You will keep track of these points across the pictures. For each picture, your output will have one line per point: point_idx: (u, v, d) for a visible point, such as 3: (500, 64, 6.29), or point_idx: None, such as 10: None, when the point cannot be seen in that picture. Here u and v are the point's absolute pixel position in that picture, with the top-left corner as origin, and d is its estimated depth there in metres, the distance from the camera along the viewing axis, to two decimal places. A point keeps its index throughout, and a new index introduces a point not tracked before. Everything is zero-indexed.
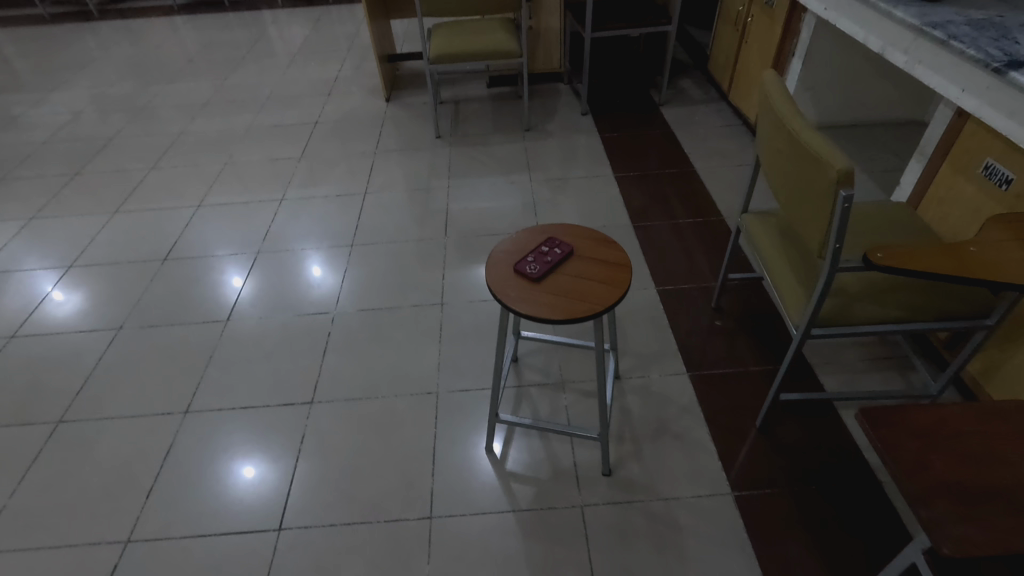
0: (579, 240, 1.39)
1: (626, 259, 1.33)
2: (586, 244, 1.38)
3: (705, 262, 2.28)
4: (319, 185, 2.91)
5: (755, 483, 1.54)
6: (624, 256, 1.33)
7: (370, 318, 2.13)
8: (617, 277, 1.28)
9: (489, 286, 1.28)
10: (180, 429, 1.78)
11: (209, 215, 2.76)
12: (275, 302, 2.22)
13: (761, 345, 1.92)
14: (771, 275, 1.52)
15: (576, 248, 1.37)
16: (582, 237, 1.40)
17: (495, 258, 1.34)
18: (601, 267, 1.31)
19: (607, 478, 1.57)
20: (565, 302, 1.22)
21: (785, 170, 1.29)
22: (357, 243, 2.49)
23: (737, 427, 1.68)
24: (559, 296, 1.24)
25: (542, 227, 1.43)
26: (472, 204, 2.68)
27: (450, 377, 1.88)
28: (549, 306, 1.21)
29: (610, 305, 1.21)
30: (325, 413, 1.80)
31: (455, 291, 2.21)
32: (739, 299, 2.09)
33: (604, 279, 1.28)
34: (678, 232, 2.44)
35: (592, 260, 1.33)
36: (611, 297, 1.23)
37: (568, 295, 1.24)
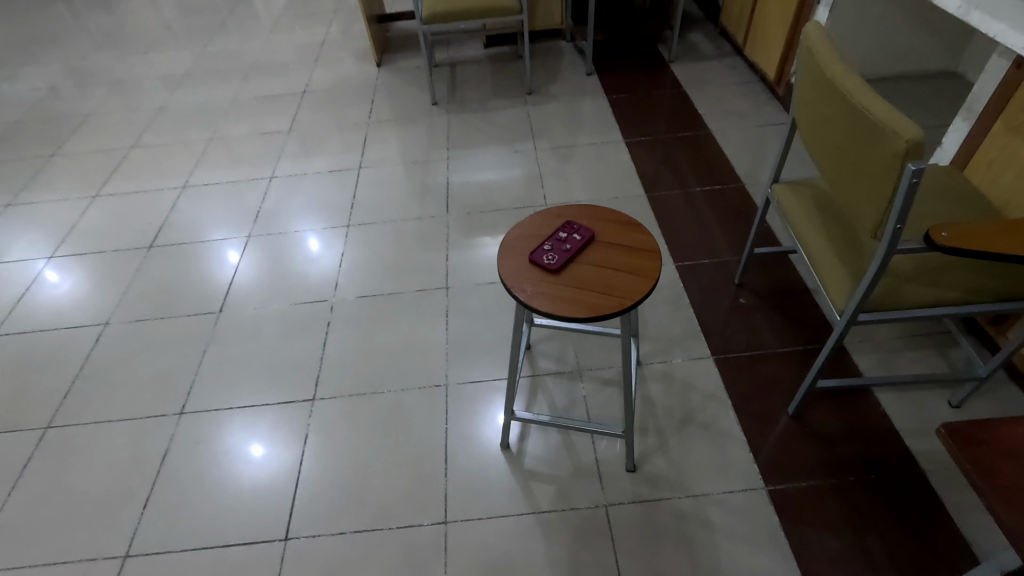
0: (601, 222, 1.25)
1: (655, 243, 1.19)
2: (609, 227, 1.24)
3: (726, 234, 2.13)
4: (312, 160, 2.74)
5: (788, 475, 1.45)
6: (652, 240, 1.19)
7: (372, 304, 2.00)
8: (647, 266, 1.14)
9: (501, 279, 1.15)
10: (176, 432, 1.69)
11: (197, 196, 2.60)
12: (270, 290, 2.09)
13: (789, 323, 1.80)
14: (808, 253, 1.38)
15: (596, 232, 1.23)
16: (605, 218, 1.26)
17: (507, 247, 1.21)
18: (628, 254, 1.17)
19: (631, 474, 1.47)
20: (588, 298, 1.09)
21: (834, 138, 1.14)
22: (354, 223, 2.35)
23: (767, 413, 1.58)
24: (582, 289, 1.11)
25: (557, 208, 1.29)
26: (474, 176, 2.52)
27: (459, 368, 1.77)
28: (571, 302, 1.09)
29: (639, 300, 1.08)
30: (329, 411, 1.70)
31: (462, 273, 2.08)
32: (765, 271, 1.96)
33: (631, 268, 1.14)
34: (695, 201, 2.28)
35: (619, 246, 1.19)
36: (641, 290, 1.10)
37: (591, 289, 1.11)
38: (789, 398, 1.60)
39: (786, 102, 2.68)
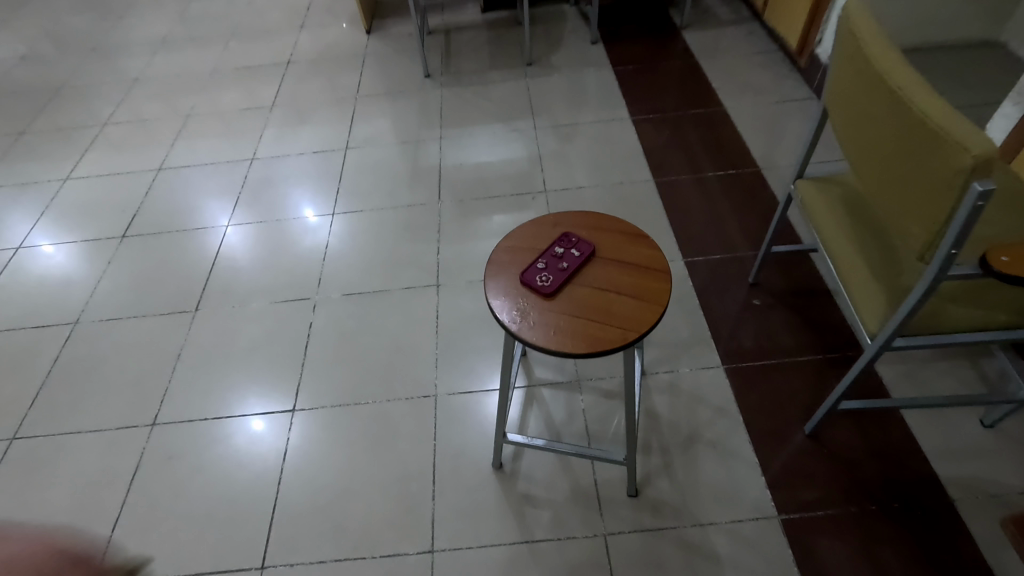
0: (604, 234, 1.10)
1: (666, 261, 1.04)
2: (612, 240, 1.08)
3: (739, 226, 1.97)
4: (296, 140, 2.56)
5: (803, 501, 1.34)
6: (661, 257, 1.04)
7: (358, 303, 1.87)
8: (655, 289, 1.00)
9: (489, 302, 1.01)
10: (147, 444, 1.57)
11: (174, 180, 2.44)
12: (249, 287, 1.96)
13: (807, 328, 1.66)
14: (836, 264, 1.23)
15: (598, 245, 1.08)
16: (608, 229, 1.10)
17: (496, 264, 1.07)
18: (634, 274, 1.02)
19: (633, 499, 1.36)
20: (588, 329, 0.95)
21: (880, 141, 0.97)
22: (339, 212, 2.19)
23: (781, 431, 1.45)
24: (579, 317, 0.97)
25: (553, 216, 1.14)
26: (469, 159, 2.34)
27: (450, 375, 1.65)
28: (566, 334, 0.95)
29: (645, 332, 0.94)
30: (310, 423, 1.59)
31: (454, 268, 1.93)
32: (781, 269, 1.80)
33: (637, 291, 1.00)
34: (707, 188, 2.11)
35: (623, 264, 1.04)
36: (647, 319, 0.95)
37: (589, 317, 0.97)
38: (806, 414, 1.47)
39: (808, 76, 2.47)
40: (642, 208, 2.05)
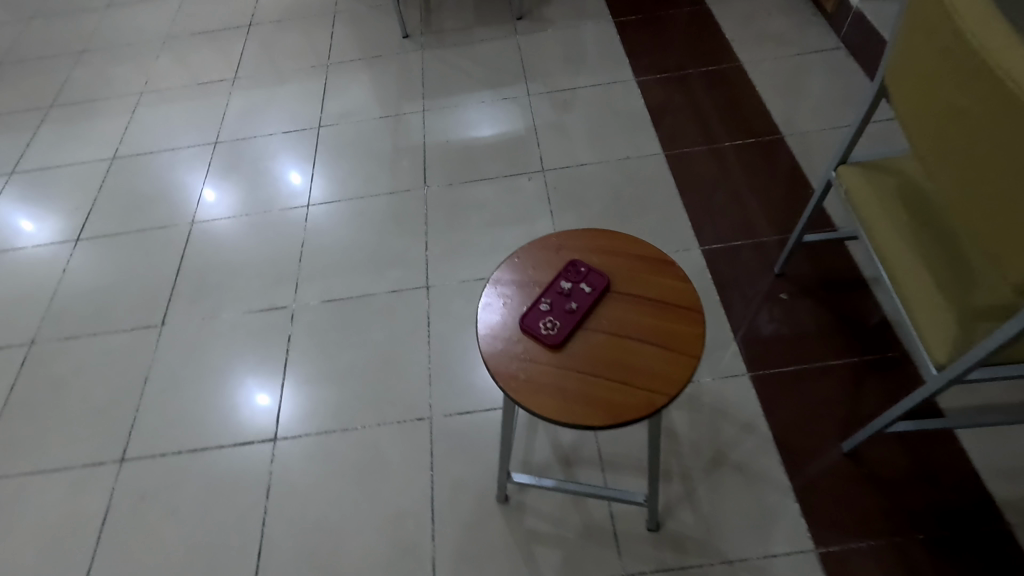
0: (619, 260, 0.91)
1: (697, 295, 0.86)
2: (629, 268, 0.90)
3: (760, 206, 1.77)
4: (263, 117, 2.29)
5: (842, 531, 1.21)
6: (690, 290, 0.86)
7: (340, 311, 1.69)
8: (685, 334, 0.82)
9: (484, 356, 0.83)
10: (117, 484, 1.43)
11: (128, 169, 2.18)
12: (221, 294, 1.77)
13: (842, 327, 1.48)
14: (891, 276, 1.04)
15: (612, 277, 0.89)
16: (623, 254, 0.92)
17: (490, 304, 0.88)
18: (658, 314, 0.84)
19: (653, 533, 1.23)
20: (605, 393, 0.78)
21: (970, 140, 0.78)
22: (315, 203, 1.97)
23: (817, 451, 1.31)
24: (593, 375, 0.80)
25: (557, 237, 0.95)
26: (456, 135, 2.09)
27: (445, 393, 1.49)
28: (578, 400, 0.78)
29: (676, 394, 0.77)
30: (294, 453, 1.44)
31: (445, 266, 1.74)
32: (810, 257, 1.61)
33: (663, 338, 0.82)
34: (723, 162, 1.89)
35: (644, 300, 0.86)
36: (676, 377, 0.78)
37: (605, 376, 0.79)
38: (843, 429, 1.33)
39: (835, 23, 2.19)
40: (651, 187, 1.84)
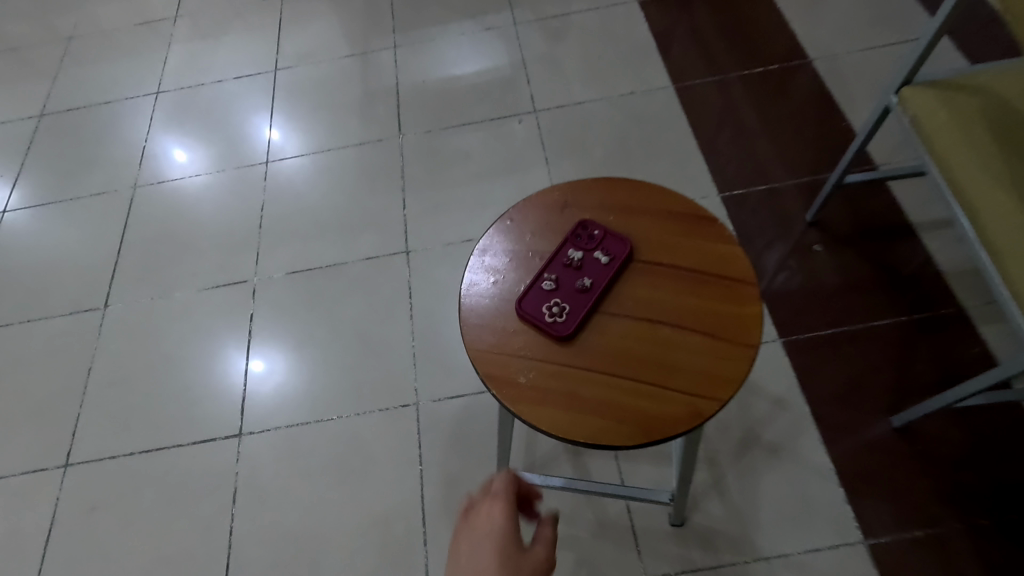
0: (639, 221, 0.74)
1: (745, 263, 0.69)
2: (653, 232, 0.73)
3: (786, 144, 1.54)
4: (211, 62, 1.99)
5: (896, 519, 1.05)
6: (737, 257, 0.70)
7: (309, 283, 1.47)
8: (733, 317, 0.66)
9: (472, 353, 0.68)
10: (62, 493, 1.25)
11: (57, 126, 1.89)
12: (172, 268, 1.55)
13: (887, 282, 1.29)
14: (975, 226, 0.84)
15: (635, 244, 0.73)
16: (644, 212, 0.75)
17: (481, 285, 0.72)
18: (698, 292, 0.68)
19: (677, 529, 1.08)
20: (634, 400, 0.63)
21: None
22: (274, 159, 1.72)
23: (862, 427, 1.14)
24: (616, 376, 0.64)
25: (562, 194, 0.78)
26: (432, 74, 1.82)
27: (433, 375, 1.30)
28: (599, 410, 0.63)
29: (725, 399, 0.61)
30: (264, 450, 1.26)
31: (426, 227, 1.52)
32: (847, 200, 1.40)
33: (703, 323, 0.66)
34: (741, 94, 1.64)
35: (675, 272, 0.70)
36: (723, 377, 0.63)
37: (631, 378, 0.64)
38: (890, 400, 1.16)
39: None
40: (660, 126, 1.60)
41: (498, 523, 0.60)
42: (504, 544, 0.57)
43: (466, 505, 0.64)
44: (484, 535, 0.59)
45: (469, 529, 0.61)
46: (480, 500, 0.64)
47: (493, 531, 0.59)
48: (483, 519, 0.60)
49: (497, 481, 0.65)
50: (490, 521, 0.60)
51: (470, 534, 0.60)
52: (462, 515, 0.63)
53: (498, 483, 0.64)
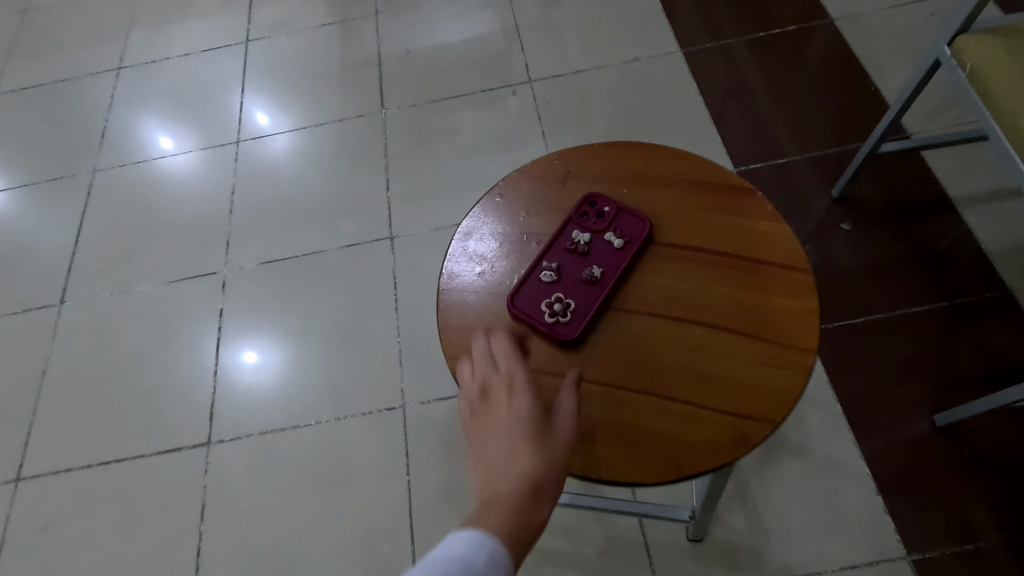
0: (654, 193, 0.70)
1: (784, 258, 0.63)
2: (671, 209, 0.68)
3: (805, 113, 1.40)
4: (178, 33, 1.83)
5: (940, 531, 0.94)
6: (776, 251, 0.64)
7: (285, 273, 1.34)
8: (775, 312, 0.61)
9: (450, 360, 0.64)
10: (12, 511, 1.14)
11: (10, 107, 1.73)
12: (135, 259, 1.41)
13: (924, 264, 1.16)
14: None
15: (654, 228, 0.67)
16: (659, 184, 0.70)
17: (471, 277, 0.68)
18: (732, 294, 0.62)
19: (695, 545, 0.96)
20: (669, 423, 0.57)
21: None
22: (246, 138, 1.57)
23: (900, 427, 1.02)
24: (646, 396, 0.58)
25: (566, 169, 0.73)
26: (417, 42, 1.67)
27: (421, 374, 1.18)
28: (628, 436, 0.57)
29: (777, 419, 0.55)
30: (235, 460, 1.14)
31: (411, 211, 1.38)
32: (877, 173, 1.26)
33: (741, 329, 0.60)
34: (756, 59, 1.50)
35: (703, 268, 0.64)
36: (773, 389, 0.57)
37: (668, 399, 0.58)
38: (931, 397, 1.04)
39: None
40: (668, 96, 1.46)
41: (520, 403, 0.52)
42: (531, 421, 0.50)
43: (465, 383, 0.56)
44: (505, 418, 0.51)
45: (484, 410, 0.53)
46: (488, 374, 0.55)
47: (515, 414, 0.51)
48: (501, 402, 0.53)
49: (498, 354, 0.57)
50: (510, 403, 0.52)
51: (486, 414, 0.52)
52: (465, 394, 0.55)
53: (503, 359, 0.57)
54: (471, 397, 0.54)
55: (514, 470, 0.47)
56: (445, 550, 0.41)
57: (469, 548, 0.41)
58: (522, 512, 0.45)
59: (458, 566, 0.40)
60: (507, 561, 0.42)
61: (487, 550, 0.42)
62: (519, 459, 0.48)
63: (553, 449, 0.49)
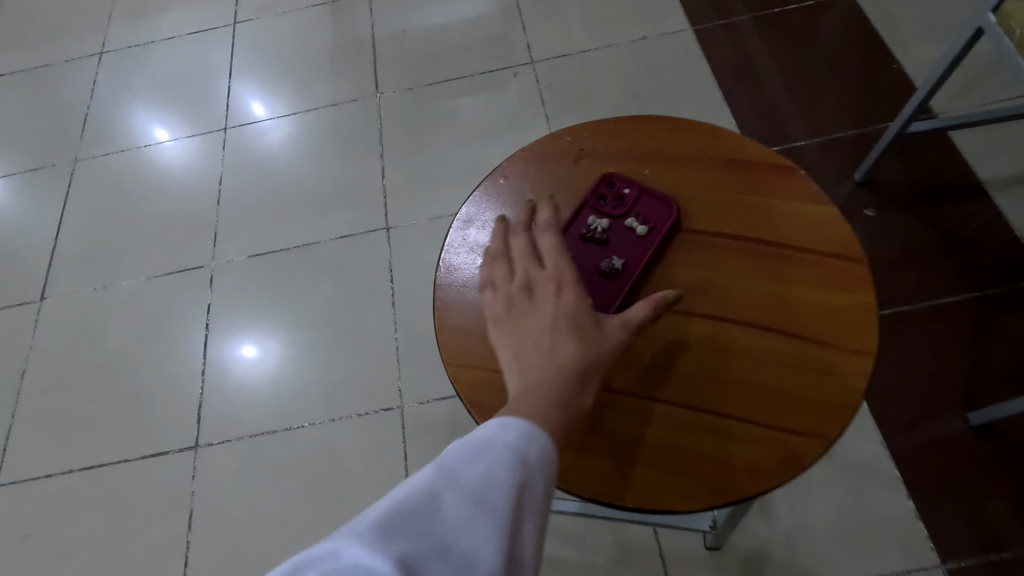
0: (679, 176, 0.66)
1: (831, 260, 0.60)
2: (699, 193, 0.65)
3: (823, 92, 1.32)
4: (159, 14, 1.74)
5: (977, 538, 0.87)
6: (818, 248, 0.61)
7: (275, 266, 1.27)
8: (820, 311, 0.58)
9: (446, 361, 0.59)
10: None
11: None
12: (118, 253, 1.34)
13: (955, 252, 1.08)
14: None
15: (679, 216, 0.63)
16: (683, 163, 0.67)
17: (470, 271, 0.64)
18: (774, 296, 0.59)
19: (713, 554, 0.90)
20: (712, 440, 0.53)
21: None
22: (234, 125, 1.50)
23: (932, 426, 0.95)
24: (685, 409, 0.55)
25: (581, 148, 0.70)
26: (412, 23, 1.58)
27: (419, 373, 1.12)
28: (666, 454, 0.53)
29: (829, 439, 0.52)
30: (224, 464, 1.08)
31: (409, 200, 1.31)
32: (902, 155, 1.19)
33: (785, 331, 0.57)
34: (770, 36, 1.42)
35: (740, 262, 0.61)
36: (820, 398, 0.54)
37: (707, 409, 0.54)
38: (964, 394, 0.97)
39: None
40: (678, 76, 1.38)
41: (566, 302, 0.50)
42: (577, 320, 0.49)
43: (504, 278, 0.54)
44: (550, 314, 0.49)
45: (525, 302, 0.51)
46: (529, 270, 0.53)
47: (561, 310, 0.49)
48: (545, 299, 0.51)
49: (543, 252, 0.55)
50: (555, 298, 0.50)
51: (528, 309, 0.51)
52: (504, 288, 0.53)
53: (550, 257, 0.54)
54: (511, 292, 0.52)
55: (559, 365, 0.46)
56: (489, 435, 0.40)
57: (520, 436, 0.39)
58: (569, 401, 0.44)
59: (511, 453, 0.38)
60: (555, 450, 0.41)
61: (535, 436, 0.40)
62: (564, 354, 0.47)
63: (598, 346, 0.48)
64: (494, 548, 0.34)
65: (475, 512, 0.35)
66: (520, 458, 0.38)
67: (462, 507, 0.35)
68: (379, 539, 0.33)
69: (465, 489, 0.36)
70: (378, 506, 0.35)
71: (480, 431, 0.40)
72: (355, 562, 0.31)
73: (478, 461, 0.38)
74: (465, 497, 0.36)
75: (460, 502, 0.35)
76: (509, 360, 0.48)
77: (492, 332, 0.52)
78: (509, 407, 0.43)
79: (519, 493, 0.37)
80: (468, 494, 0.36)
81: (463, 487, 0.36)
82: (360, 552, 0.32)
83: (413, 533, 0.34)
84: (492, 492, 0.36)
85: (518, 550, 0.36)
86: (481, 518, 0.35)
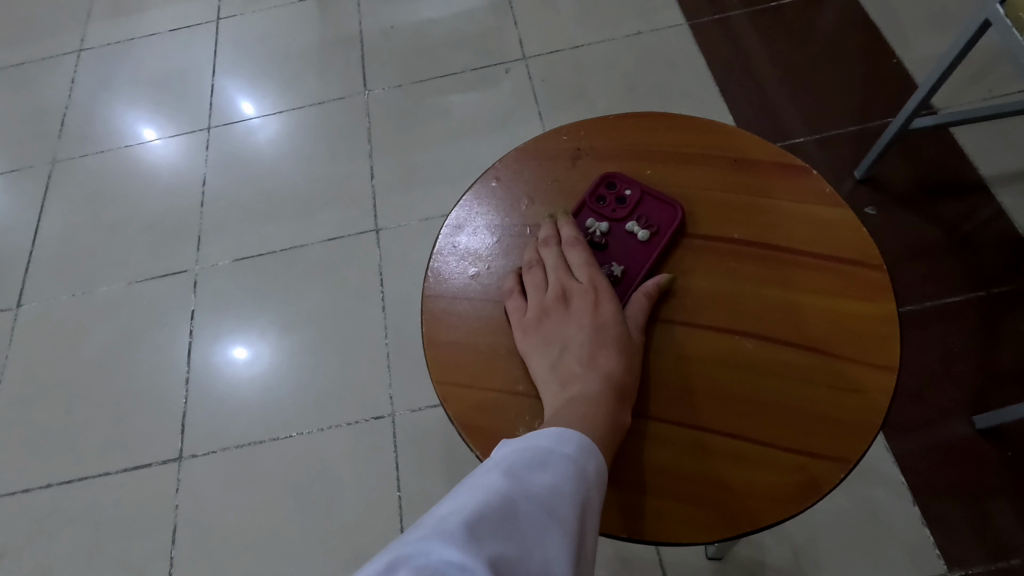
0: (683, 176, 0.63)
1: (851, 266, 0.58)
2: (707, 194, 0.62)
3: (822, 88, 1.29)
4: (142, 9, 1.69)
5: (986, 546, 0.85)
6: (831, 253, 0.58)
7: (261, 269, 1.23)
8: (841, 322, 0.55)
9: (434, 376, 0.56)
10: None
11: None
12: (98, 257, 1.30)
13: (959, 250, 1.06)
14: None
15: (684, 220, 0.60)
16: (688, 162, 0.64)
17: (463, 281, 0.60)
18: (789, 305, 0.56)
19: (716, 564, 0.87)
20: (728, 464, 0.50)
21: None
22: (218, 124, 1.45)
23: (938, 431, 0.93)
24: (699, 429, 0.52)
25: (578, 148, 0.66)
26: (401, 18, 1.54)
27: (411, 379, 1.08)
28: (678, 480, 0.50)
29: (850, 462, 0.50)
30: (209, 476, 1.04)
31: (398, 200, 1.28)
32: (905, 152, 1.17)
33: (801, 343, 0.54)
34: (767, 31, 1.39)
35: (752, 268, 0.58)
36: (841, 418, 0.51)
37: (721, 431, 0.52)
38: (970, 397, 0.95)
39: None
40: (674, 72, 1.35)
41: (603, 312, 0.51)
42: (613, 330, 0.51)
43: (535, 285, 0.55)
44: (587, 325, 0.51)
45: (560, 311, 0.52)
46: (562, 280, 0.54)
47: (599, 320, 0.51)
48: (581, 308, 0.52)
49: (573, 261, 0.56)
50: (592, 308, 0.52)
51: (563, 319, 0.52)
52: (536, 296, 0.54)
53: (582, 266, 0.55)
54: (545, 302, 0.53)
55: (601, 377, 0.48)
56: (549, 447, 0.41)
57: (580, 450, 0.42)
58: (612, 416, 0.46)
59: (572, 464, 0.41)
60: (604, 465, 0.43)
61: (589, 450, 0.42)
62: (604, 364, 0.49)
63: (633, 356, 0.50)
64: (566, 555, 0.35)
65: (548, 520, 0.36)
66: (580, 470, 0.41)
67: (537, 514, 0.36)
68: (469, 539, 0.33)
69: (539, 498, 0.37)
70: (458, 511, 0.35)
71: (540, 443, 0.42)
72: (449, 561, 0.31)
73: (544, 472, 0.39)
74: (538, 506, 0.37)
75: (535, 510, 0.36)
76: (547, 371, 0.50)
77: (525, 341, 0.53)
78: (552, 421, 0.45)
79: (582, 506, 0.39)
80: (542, 503, 0.37)
81: (535, 496, 0.37)
82: (452, 552, 0.31)
83: (496, 537, 0.34)
84: (561, 502, 0.38)
85: (581, 560, 0.37)
86: (554, 526, 0.36)
